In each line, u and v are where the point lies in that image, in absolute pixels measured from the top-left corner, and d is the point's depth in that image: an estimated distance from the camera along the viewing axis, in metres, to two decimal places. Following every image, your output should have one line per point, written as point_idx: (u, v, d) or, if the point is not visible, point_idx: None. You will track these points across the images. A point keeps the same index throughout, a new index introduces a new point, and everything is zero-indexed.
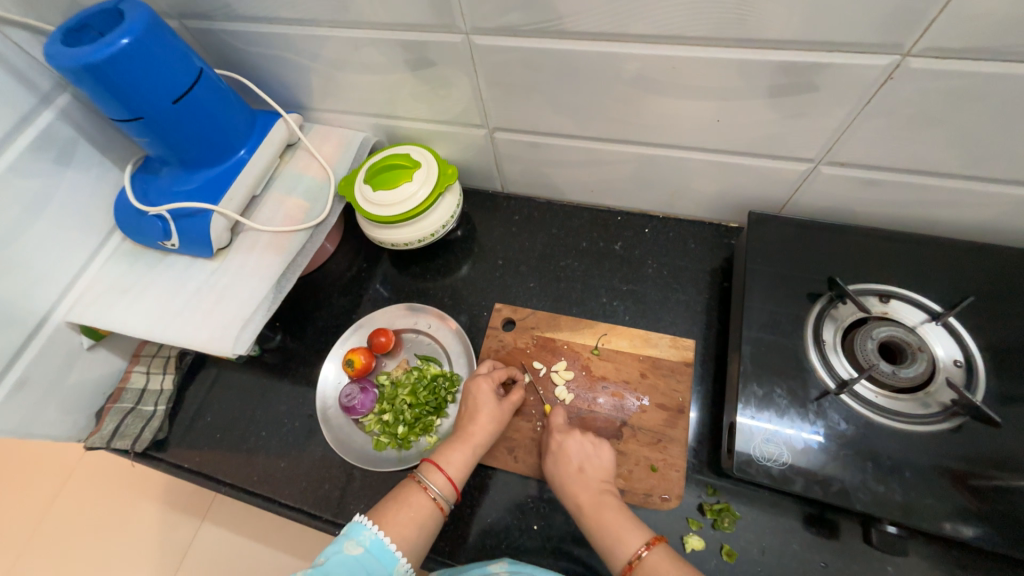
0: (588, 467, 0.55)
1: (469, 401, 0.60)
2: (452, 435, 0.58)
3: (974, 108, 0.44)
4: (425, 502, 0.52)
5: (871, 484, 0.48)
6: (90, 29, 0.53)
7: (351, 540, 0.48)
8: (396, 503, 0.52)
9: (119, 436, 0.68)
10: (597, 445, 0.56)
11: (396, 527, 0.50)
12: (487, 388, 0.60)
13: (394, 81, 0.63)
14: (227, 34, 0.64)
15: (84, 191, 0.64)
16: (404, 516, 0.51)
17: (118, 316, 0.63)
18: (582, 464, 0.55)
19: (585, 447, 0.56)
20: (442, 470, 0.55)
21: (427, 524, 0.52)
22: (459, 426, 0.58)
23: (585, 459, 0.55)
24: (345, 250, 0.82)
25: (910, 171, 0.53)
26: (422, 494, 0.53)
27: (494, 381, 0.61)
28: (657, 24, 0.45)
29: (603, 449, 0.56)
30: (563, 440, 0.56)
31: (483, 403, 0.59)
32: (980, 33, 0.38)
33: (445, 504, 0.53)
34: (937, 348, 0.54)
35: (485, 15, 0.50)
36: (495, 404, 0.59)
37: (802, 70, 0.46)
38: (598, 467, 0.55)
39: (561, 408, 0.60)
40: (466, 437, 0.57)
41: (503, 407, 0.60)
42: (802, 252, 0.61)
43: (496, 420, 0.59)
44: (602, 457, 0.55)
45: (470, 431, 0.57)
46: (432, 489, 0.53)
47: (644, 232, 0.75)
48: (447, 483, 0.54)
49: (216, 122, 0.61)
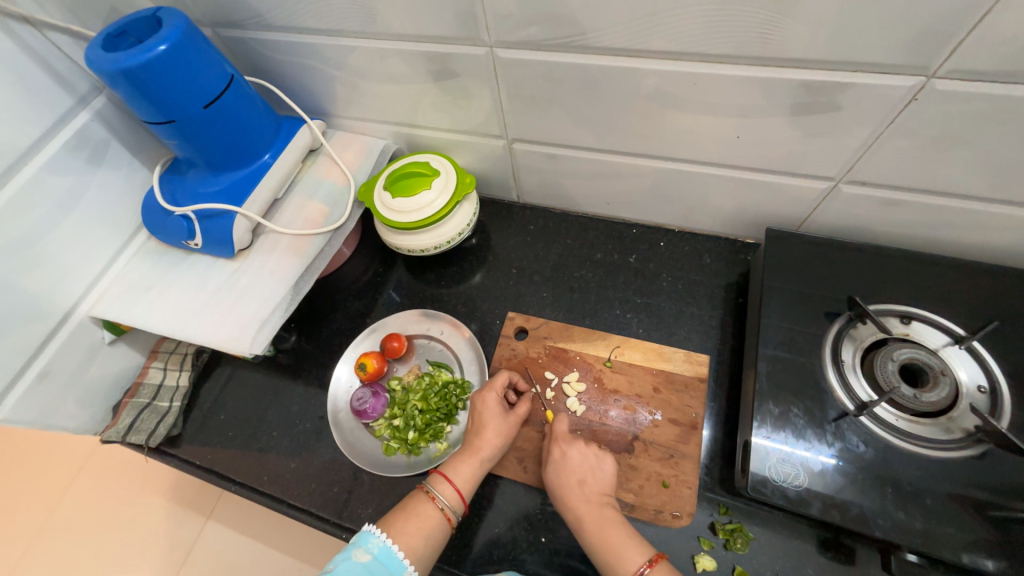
0: (590, 480, 0.54)
1: (475, 417, 0.60)
2: (460, 448, 0.58)
3: (1000, 130, 0.44)
4: (433, 512, 0.52)
5: (891, 510, 0.47)
6: (129, 36, 0.56)
7: (360, 548, 0.49)
8: (404, 513, 0.52)
9: (135, 430, 0.68)
10: (600, 456, 0.56)
11: (404, 536, 0.50)
12: (493, 402, 0.60)
13: (417, 90, 0.64)
14: (257, 42, 0.66)
15: (112, 189, 0.66)
16: (412, 526, 0.51)
17: (140, 313, 0.65)
18: (584, 477, 0.54)
19: (588, 459, 0.56)
20: (450, 481, 0.55)
21: (435, 535, 0.51)
22: (467, 439, 0.59)
23: (587, 471, 0.55)
24: (362, 254, 0.83)
25: (933, 192, 0.52)
26: (429, 504, 0.53)
27: (499, 394, 0.61)
28: (679, 40, 0.46)
29: (605, 461, 0.56)
30: (566, 450, 0.56)
31: (488, 416, 0.59)
32: (1007, 55, 0.38)
33: (453, 514, 0.53)
34: (960, 372, 0.52)
35: (509, 29, 0.51)
36: (499, 415, 0.60)
37: (827, 89, 0.45)
38: (600, 481, 0.55)
39: (564, 416, 0.60)
40: (473, 450, 0.57)
41: (510, 420, 0.60)
42: (819, 271, 0.60)
43: (503, 432, 0.59)
44: (604, 470, 0.55)
45: (477, 443, 0.57)
46: (440, 499, 0.53)
47: (659, 245, 0.75)
48: (455, 494, 0.54)
49: (243, 128, 0.63)
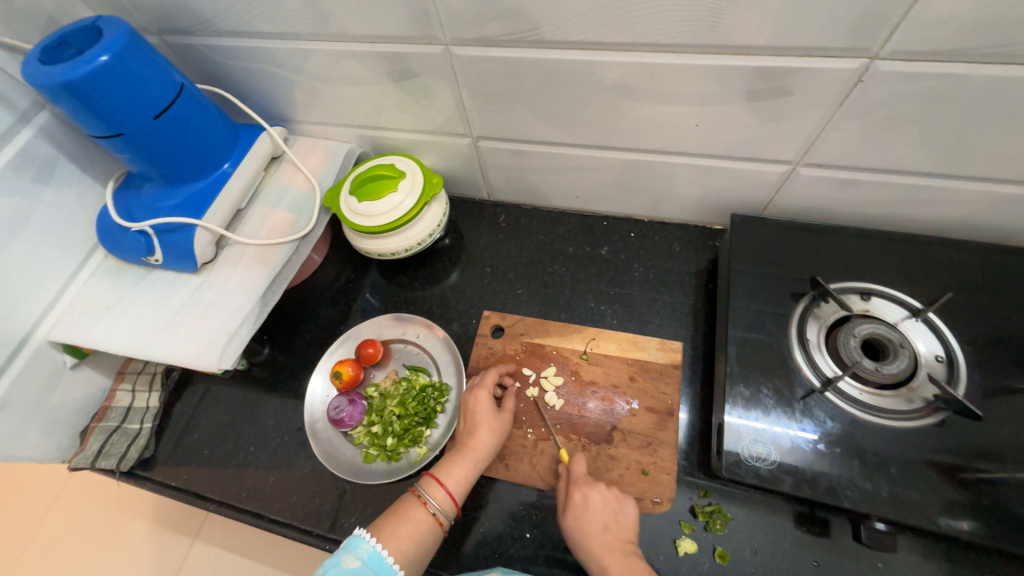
0: (613, 525, 0.52)
1: (468, 416, 0.60)
2: (453, 449, 0.58)
3: (942, 109, 0.45)
4: (425, 517, 0.52)
5: (859, 481, 0.49)
6: (68, 47, 0.53)
7: (349, 553, 0.48)
8: (395, 517, 0.51)
9: (104, 455, 0.67)
10: (622, 499, 0.54)
11: (395, 541, 0.50)
12: (485, 400, 0.60)
13: (377, 92, 0.63)
14: (207, 48, 0.64)
15: (63, 208, 0.64)
16: (403, 530, 0.50)
17: (101, 335, 0.63)
18: (608, 523, 0.52)
19: (609, 502, 0.53)
20: (442, 484, 0.54)
21: (426, 539, 0.51)
22: (461, 440, 0.58)
23: (611, 517, 0.52)
24: (334, 261, 0.82)
25: (885, 171, 0.54)
26: (421, 509, 0.52)
27: (489, 392, 0.61)
28: (635, 32, 0.46)
29: (627, 504, 0.54)
30: (588, 495, 0.53)
31: (483, 416, 0.59)
32: (942, 35, 0.39)
33: (445, 519, 0.53)
34: (919, 343, 0.54)
35: (464, 27, 0.50)
36: (494, 416, 0.59)
37: (778, 75, 0.46)
38: (625, 526, 0.52)
39: (582, 457, 0.57)
40: (468, 451, 0.56)
41: (503, 416, 0.60)
42: (783, 253, 0.61)
43: (497, 431, 0.58)
44: (627, 514, 0.53)
45: (471, 445, 0.57)
46: (432, 504, 0.53)
47: (630, 236, 0.76)
48: (447, 498, 0.53)
49: (198, 138, 0.61)
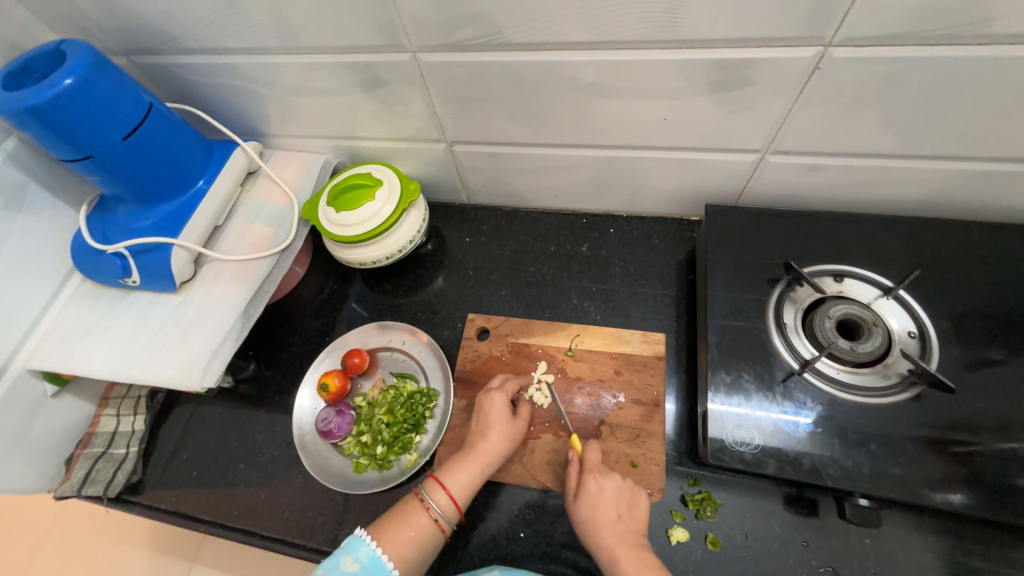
0: (626, 517, 0.52)
1: (481, 417, 0.59)
2: (459, 452, 0.57)
3: (898, 91, 0.46)
4: (426, 522, 0.52)
5: (841, 459, 0.50)
6: (33, 71, 0.53)
7: (348, 555, 0.48)
8: (396, 521, 0.51)
9: (90, 482, 0.66)
10: (635, 491, 0.54)
11: (396, 545, 0.49)
12: (501, 404, 0.60)
13: (349, 103, 0.64)
14: (175, 67, 0.64)
15: (36, 234, 0.63)
16: (404, 535, 0.50)
17: (80, 360, 0.62)
18: (621, 514, 0.52)
19: (624, 494, 0.53)
20: (444, 488, 0.54)
21: (427, 544, 0.51)
22: (470, 442, 0.58)
23: (624, 508, 0.52)
24: (317, 273, 0.81)
25: (850, 155, 0.55)
26: (423, 513, 0.52)
27: (508, 397, 0.61)
28: (597, 31, 0.47)
29: (640, 496, 0.53)
30: (603, 484, 0.53)
31: (495, 419, 0.59)
32: (891, 20, 0.40)
33: (447, 525, 0.53)
34: (891, 321, 0.56)
35: (430, 33, 0.51)
36: (506, 420, 0.59)
37: (738, 66, 0.47)
38: (637, 518, 0.52)
39: (596, 446, 0.57)
40: (475, 455, 0.56)
41: (518, 424, 0.59)
42: (758, 240, 0.63)
43: (509, 439, 0.58)
44: (639, 506, 0.53)
45: (479, 448, 0.56)
46: (434, 508, 0.52)
47: (609, 232, 0.76)
48: (449, 503, 0.53)
49: (171, 156, 0.61)
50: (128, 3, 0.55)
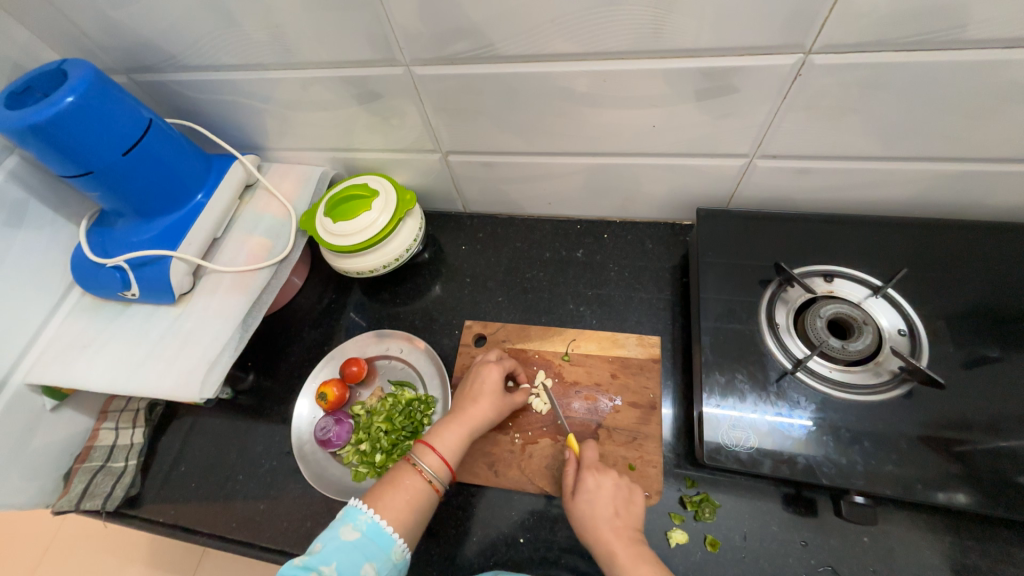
0: (624, 513, 0.52)
1: (475, 384, 0.60)
2: (447, 416, 0.58)
3: (878, 96, 0.48)
4: (420, 484, 0.51)
5: (835, 457, 0.50)
6: (35, 91, 0.54)
7: (347, 525, 0.48)
8: (391, 486, 0.51)
9: (89, 496, 0.66)
10: (631, 488, 0.54)
11: (392, 510, 0.49)
12: (497, 376, 0.61)
13: (346, 115, 0.65)
14: (175, 83, 0.65)
15: (36, 249, 0.64)
16: (400, 499, 0.50)
17: (79, 373, 0.62)
18: (618, 510, 0.52)
19: (621, 491, 0.53)
20: (435, 450, 0.54)
21: (423, 505, 0.51)
22: (460, 405, 0.58)
23: (621, 504, 0.52)
24: (315, 283, 0.82)
25: (835, 158, 0.56)
26: (416, 476, 0.52)
27: (504, 370, 0.62)
28: (584, 42, 0.48)
29: (637, 493, 0.54)
30: (601, 481, 0.53)
31: (488, 389, 0.59)
32: (866, 28, 0.42)
33: (441, 485, 0.52)
34: (881, 319, 0.57)
35: (423, 47, 0.52)
36: (498, 393, 0.59)
37: (721, 74, 0.49)
38: (633, 514, 0.52)
39: (592, 444, 0.57)
40: (464, 419, 0.57)
41: (507, 399, 0.60)
42: (749, 243, 0.64)
43: (497, 407, 0.59)
44: (636, 503, 0.53)
45: (469, 412, 0.57)
46: (427, 470, 0.52)
47: (603, 237, 0.78)
48: (441, 464, 0.53)
49: (171, 170, 0.62)
50: (128, 23, 0.56)
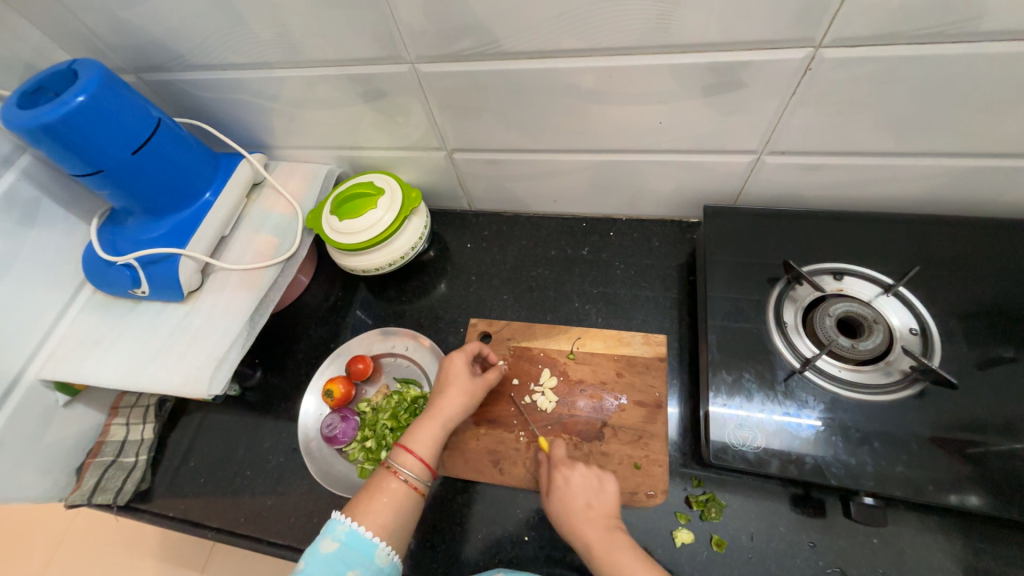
0: (596, 502, 0.52)
1: (442, 375, 0.61)
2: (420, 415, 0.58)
3: (890, 90, 0.47)
4: (397, 486, 0.51)
5: (843, 457, 0.49)
6: (46, 91, 0.55)
7: (326, 538, 0.47)
8: (369, 492, 0.51)
9: (100, 490, 0.66)
10: (602, 476, 0.54)
11: (370, 515, 0.49)
12: (461, 362, 0.61)
13: (351, 113, 0.65)
14: (183, 83, 0.65)
15: (49, 247, 0.65)
16: (378, 503, 0.50)
17: (91, 368, 0.63)
18: (590, 501, 0.52)
19: (590, 481, 0.53)
20: (410, 451, 0.54)
21: (404, 507, 0.51)
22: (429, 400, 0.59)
23: (592, 495, 0.52)
24: (321, 281, 0.83)
25: (845, 154, 0.55)
26: (392, 478, 0.52)
27: (467, 356, 0.62)
28: (589, 38, 0.48)
29: (608, 482, 0.53)
30: (568, 475, 0.54)
31: (454, 377, 0.59)
32: (878, 21, 0.41)
33: (419, 484, 0.53)
34: (893, 318, 0.56)
35: (428, 45, 0.52)
36: (465, 377, 0.60)
37: (729, 70, 0.48)
38: (605, 502, 0.52)
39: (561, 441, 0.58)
40: (433, 411, 0.57)
41: (476, 380, 0.60)
42: (757, 240, 0.63)
43: (467, 394, 0.59)
44: (607, 490, 0.53)
45: (438, 405, 0.57)
46: (403, 472, 0.52)
47: (609, 235, 0.77)
48: (418, 463, 0.53)
49: (179, 168, 0.62)
50: (137, 23, 0.57)
